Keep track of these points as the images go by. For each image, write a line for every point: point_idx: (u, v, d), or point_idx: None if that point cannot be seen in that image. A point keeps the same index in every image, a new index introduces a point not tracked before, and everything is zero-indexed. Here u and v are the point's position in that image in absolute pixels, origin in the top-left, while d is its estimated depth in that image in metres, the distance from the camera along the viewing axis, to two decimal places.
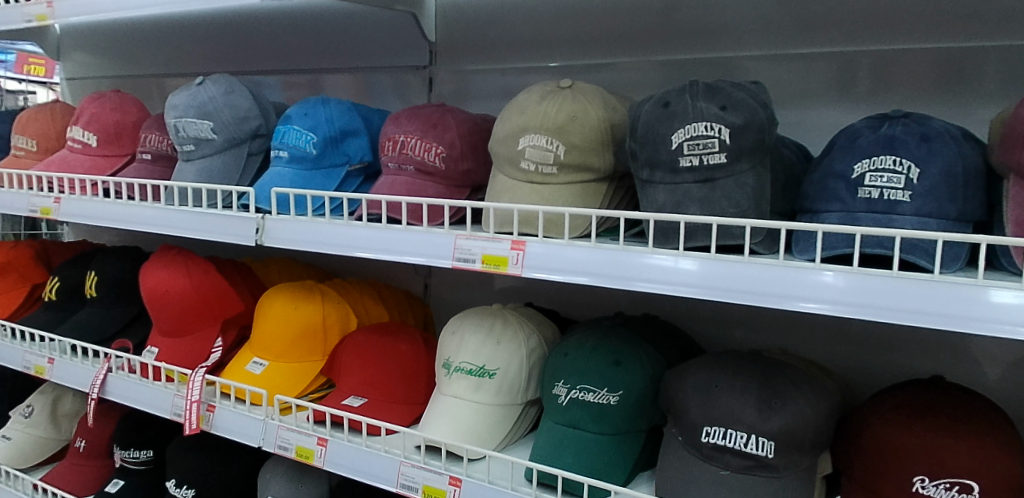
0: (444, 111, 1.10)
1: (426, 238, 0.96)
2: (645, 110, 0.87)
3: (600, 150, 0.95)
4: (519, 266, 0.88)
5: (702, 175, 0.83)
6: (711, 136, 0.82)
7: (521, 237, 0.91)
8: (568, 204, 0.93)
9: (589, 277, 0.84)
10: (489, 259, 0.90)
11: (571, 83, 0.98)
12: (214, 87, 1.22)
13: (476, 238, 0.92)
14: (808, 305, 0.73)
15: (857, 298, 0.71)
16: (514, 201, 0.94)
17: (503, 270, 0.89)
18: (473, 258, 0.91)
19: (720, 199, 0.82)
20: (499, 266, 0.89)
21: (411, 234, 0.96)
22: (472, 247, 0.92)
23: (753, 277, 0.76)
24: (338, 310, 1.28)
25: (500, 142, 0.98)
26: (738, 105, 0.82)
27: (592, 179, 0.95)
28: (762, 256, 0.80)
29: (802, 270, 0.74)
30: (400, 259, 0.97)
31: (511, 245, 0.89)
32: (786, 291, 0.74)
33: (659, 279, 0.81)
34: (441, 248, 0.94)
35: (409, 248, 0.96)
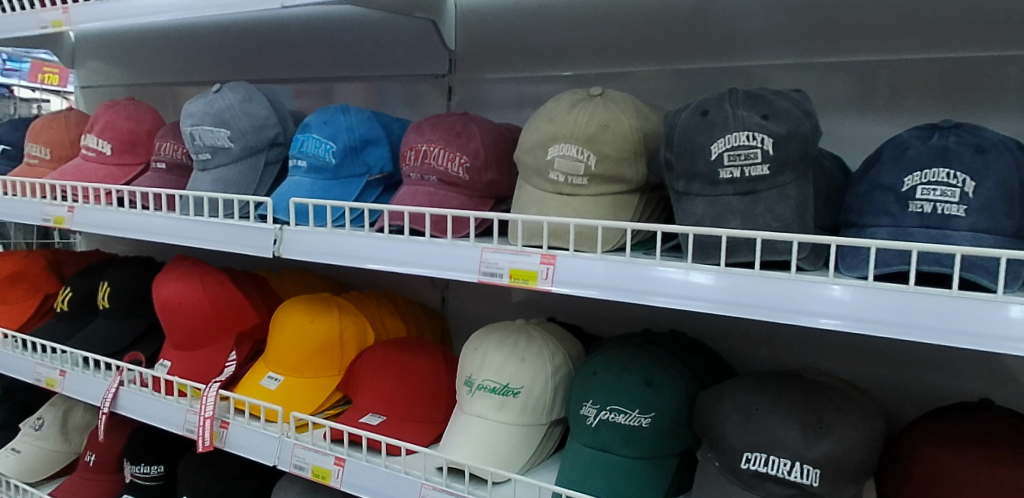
0: (468, 119, 1.07)
1: (451, 251, 0.92)
2: (681, 119, 0.83)
3: (633, 160, 0.91)
4: (549, 281, 0.84)
5: (743, 187, 0.79)
6: (754, 146, 0.78)
7: (551, 251, 0.87)
8: (599, 217, 0.89)
9: (600, 291, 0.81)
10: (517, 273, 0.86)
11: (602, 91, 0.95)
12: (231, 94, 1.19)
13: (503, 251, 0.88)
14: (842, 324, 0.69)
15: (904, 318, 0.67)
16: (543, 213, 0.91)
17: (532, 285, 0.85)
18: (501, 270, 0.87)
19: (763, 212, 0.78)
20: (528, 281, 0.85)
21: (435, 247, 0.93)
22: (499, 260, 0.88)
23: (773, 293, 0.72)
24: (355, 324, 1.24)
25: (527, 152, 0.95)
26: (781, 114, 0.79)
27: (624, 191, 0.92)
28: (809, 273, 0.75)
29: (813, 283, 0.71)
30: (423, 273, 0.94)
31: (541, 259, 0.85)
32: (803, 306, 0.71)
33: (675, 294, 0.77)
34: (466, 262, 0.91)
35: (433, 263, 0.93)
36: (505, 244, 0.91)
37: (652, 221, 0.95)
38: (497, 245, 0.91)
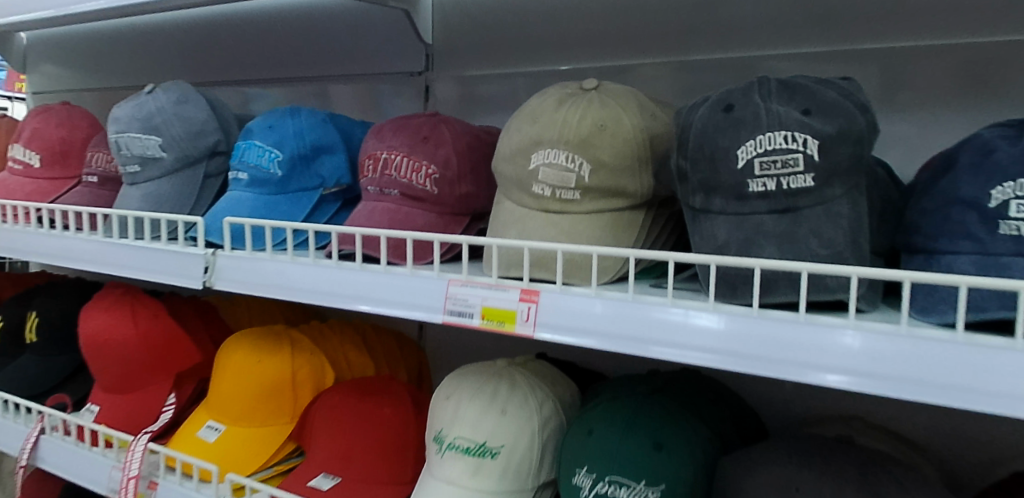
0: (438, 121, 0.89)
1: (412, 283, 0.74)
2: (698, 116, 0.65)
3: (636, 169, 0.73)
4: (530, 324, 0.66)
5: (780, 202, 0.61)
6: (794, 150, 0.60)
7: (533, 284, 0.69)
8: (594, 239, 0.71)
9: (594, 339, 0.63)
10: (490, 312, 0.68)
11: (598, 83, 0.77)
12: (164, 96, 1.01)
13: (474, 285, 0.70)
14: (847, 382, 0.53)
15: (950, 378, 0.49)
16: (525, 235, 0.73)
17: (509, 329, 0.67)
18: (472, 309, 0.69)
19: (806, 236, 0.60)
20: (504, 323, 0.67)
21: (392, 278, 0.75)
22: (469, 296, 0.70)
23: (816, 344, 0.54)
24: (312, 364, 1.06)
25: (505, 158, 0.77)
26: (828, 108, 0.61)
27: (624, 207, 0.74)
28: (870, 317, 0.57)
29: (876, 333, 0.52)
30: (378, 311, 0.76)
31: (521, 295, 0.67)
32: (810, 356, 0.54)
33: (690, 344, 0.59)
34: (430, 298, 0.72)
35: (388, 299, 0.75)
36: (477, 274, 0.73)
37: (658, 242, 0.77)
38: (468, 276, 0.72)
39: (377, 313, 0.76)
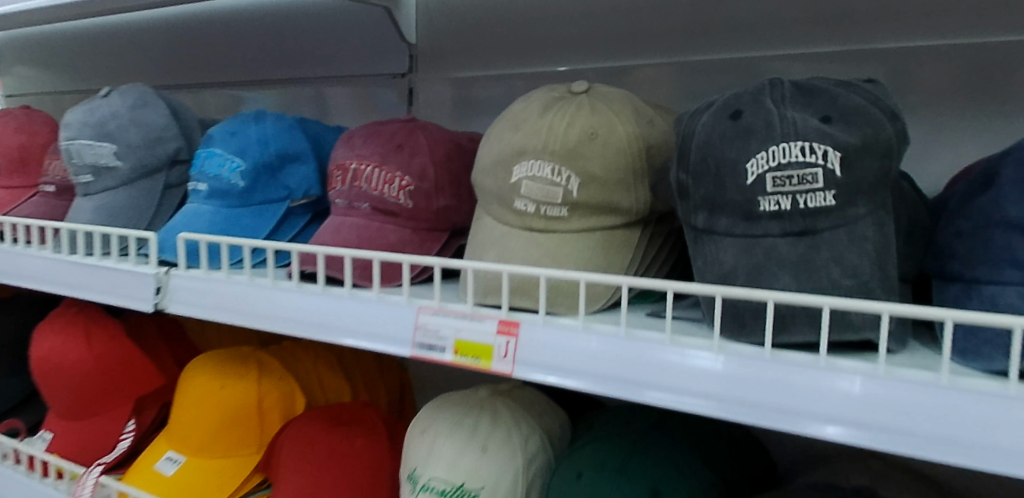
0: (414, 127, 0.81)
1: (378, 311, 0.66)
2: (701, 124, 0.57)
3: (630, 183, 0.65)
4: (509, 362, 0.58)
5: (796, 223, 0.52)
6: (812, 164, 0.51)
7: (513, 314, 0.60)
8: (583, 262, 0.63)
9: (581, 381, 0.55)
10: (463, 346, 0.60)
11: (588, 86, 0.69)
12: (119, 99, 0.93)
13: (446, 314, 0.62)
14: (859, 437, 0.45)
15: (990, 437, 0.41)
16: (505, 257, 0.64)
17: (485, 366, 0.59)
18: (444, 342, 0.61)
19: (825, 264, 0.51)
20: (480, 360, 0.59)
21: (357, 305, 0.67)
22: (440, 326, 0.62)
23: (841, 392, 0.46)
24: (281, 389, 0.98)
25: (485, 170, 0.68)
26: (851, 116, 0.53)
27: (618, 225, 0.66)
28: (901, 360, 0.49)
29: (914, 382, 0.44)
30: (341, 341, 0.68)
31: (499, 327, 0.59)
32: (835, 407, 0.46)
33: (692, 390, 0.51)
34: (397, 328, 0.64)
35: (352, 328, 0.67)
36: (451, 300, 0.65)
37: (656, 264, 0.69)
38: (441, 302, 0.64)
39: (340, 343, 0.68)
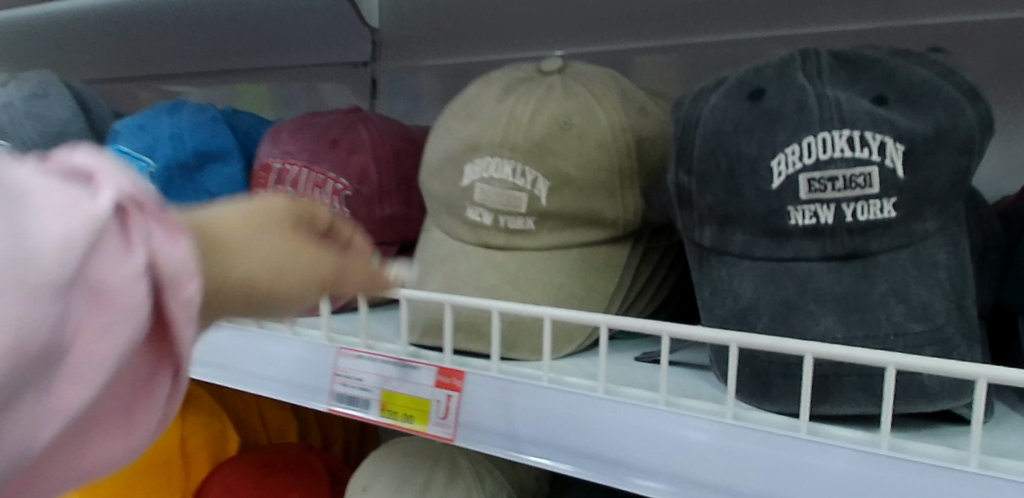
0: (354, 119, 0.66)
1: (289, 351, 0.51)
2: (708, 108, 0.42)
3: (615, 186, 0.50)
4: (449, 426, 0.43)
5: (841, 243, 0.38)
6: (864, 161, 0.37)
7: (457, 359, 0.46)
8: (555, 289, 0.48)
9: (544, 458, 0.40)
10: (392, 401, 0.46)
11: (562, 64, 0.54)
12: (15, 89, 0.79)
13: (370, 358, 0.47)
14: None
15: None
16: (453, 284, 0.50)
17: (418, 429, 0.44)
18: (367, 394, 0.46)
19: (883, 300, 0.37)
20: (412, 420, 0.45)
21: (263, 343, 0.52)
22: (363, 374, 0.47)
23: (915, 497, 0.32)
24: (210, 429, 0.82)
25: (430, 172, 0.54)
26: (914, 95, 0.38)
27: (600, 241, 0.51)
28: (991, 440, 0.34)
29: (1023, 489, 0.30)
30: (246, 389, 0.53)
31: (438, 377, 0.44)
32: None
33: (696, 479, 0.36)
34: (312, 374, 0.49)
35: (259, 371, 0.52)
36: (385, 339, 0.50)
37: (650, 287, 0.54)
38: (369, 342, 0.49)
39: (246, 390, 0.53)
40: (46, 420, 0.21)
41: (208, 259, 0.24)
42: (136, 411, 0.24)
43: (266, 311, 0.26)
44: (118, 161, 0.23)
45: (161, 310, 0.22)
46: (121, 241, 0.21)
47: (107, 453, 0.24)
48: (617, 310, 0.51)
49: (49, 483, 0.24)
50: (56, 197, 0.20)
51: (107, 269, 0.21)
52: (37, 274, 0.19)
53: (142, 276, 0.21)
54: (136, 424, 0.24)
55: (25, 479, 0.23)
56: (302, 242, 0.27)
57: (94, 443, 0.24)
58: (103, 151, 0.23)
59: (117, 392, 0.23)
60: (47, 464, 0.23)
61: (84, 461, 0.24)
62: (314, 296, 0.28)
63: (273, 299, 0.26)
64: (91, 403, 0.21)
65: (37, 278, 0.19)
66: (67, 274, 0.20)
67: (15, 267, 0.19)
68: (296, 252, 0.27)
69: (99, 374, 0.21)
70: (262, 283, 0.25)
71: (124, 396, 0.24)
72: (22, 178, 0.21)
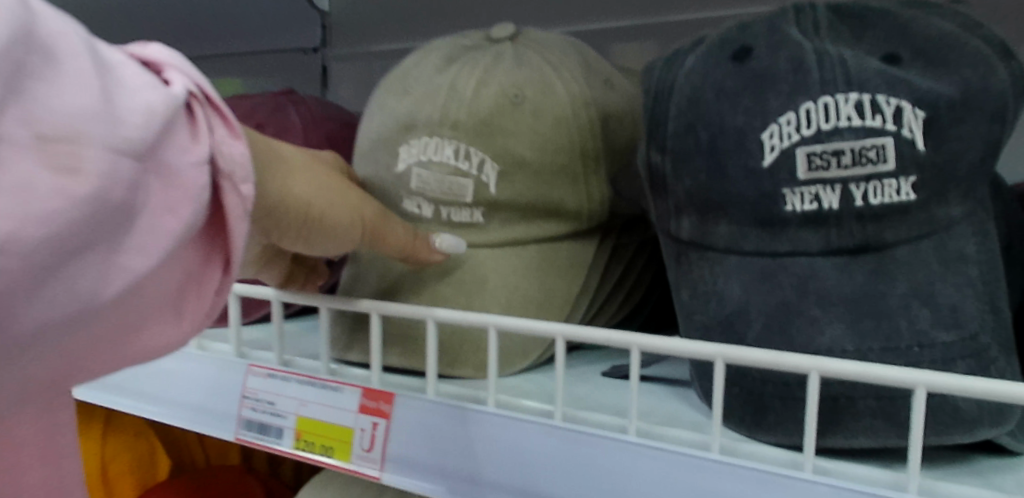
0: (285, 101, 0.58)
1: (192, 369, 0.42)
2: (685, 71, 0.35)
3: (578, 170, 0.43)
4: (376, 460, 0.35)
5: (850, 233, 0.31)
6: (875, 131, 0.30)
7: (388, 381, 0.38)
8: (508, 294, 0.40)
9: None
10: (309, 430, 0.38)
11: (514, 30, 0.46)
12: None
13: (285, 378, 0.39)
14: None
15: None
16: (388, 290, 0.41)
17: (338, 463, 0.36)
18: (280, 422, 0.38)
19: (902, 304, 0.30)
20: (331, 453, 0.37)
21: (165, 361, 0.44)
22: (275, 397, 0.39)
23: None
24: (135, 450, 0.68)
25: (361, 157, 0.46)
26: (934, 51, 0.31)
27: (561, 236, 0.43)
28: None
29: None
30: (148, 416, 0.44)
31: (362, 400, 0.36)
32: None
33: None
34: (218, 399, 0.41)
35: (160, 394, 0.44)
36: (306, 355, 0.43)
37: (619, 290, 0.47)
38: (285, 360, 0.41)
39: (146, 417, 0.44)
40: (115, 273, 0.23)
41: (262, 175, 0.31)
42: (190, 292, 0.28)
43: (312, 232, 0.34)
44: (185, 59, 0.27)
45: (217, 196, 0.27)
46: (191, 134, 0.26)
47: (164, 331, 0.28)
48: (580, 316, 0.43)
49: (114, 351, 0.26)
50: (143, 81, 0.25)
51: (175, 153, 0.25)
52: (125, 133, 0.22)
53: (207, 163, 0.26)
54: (186, 307, 0.28)
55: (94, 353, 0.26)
56: (356, 189, 0.37)
57: (153, 322, 0.27)
58: (170, 48, 0.28)
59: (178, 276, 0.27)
60: (118, 332, 0.26)
61: (143, 340, 0.27)
62: (359, 235, 0.36)
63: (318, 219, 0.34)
64: (160, 261, 0.24)
65: (128, 137, 0.23)
66: (156, 143, 0.24)
67: (117, 124, 0.22)
68: (341, 191, 0.35)
69: (164, 241, 0.24)
70: (314, 202, 0.33)
71: (181, 278, 0.27)
72: (112, 58, 0.25)
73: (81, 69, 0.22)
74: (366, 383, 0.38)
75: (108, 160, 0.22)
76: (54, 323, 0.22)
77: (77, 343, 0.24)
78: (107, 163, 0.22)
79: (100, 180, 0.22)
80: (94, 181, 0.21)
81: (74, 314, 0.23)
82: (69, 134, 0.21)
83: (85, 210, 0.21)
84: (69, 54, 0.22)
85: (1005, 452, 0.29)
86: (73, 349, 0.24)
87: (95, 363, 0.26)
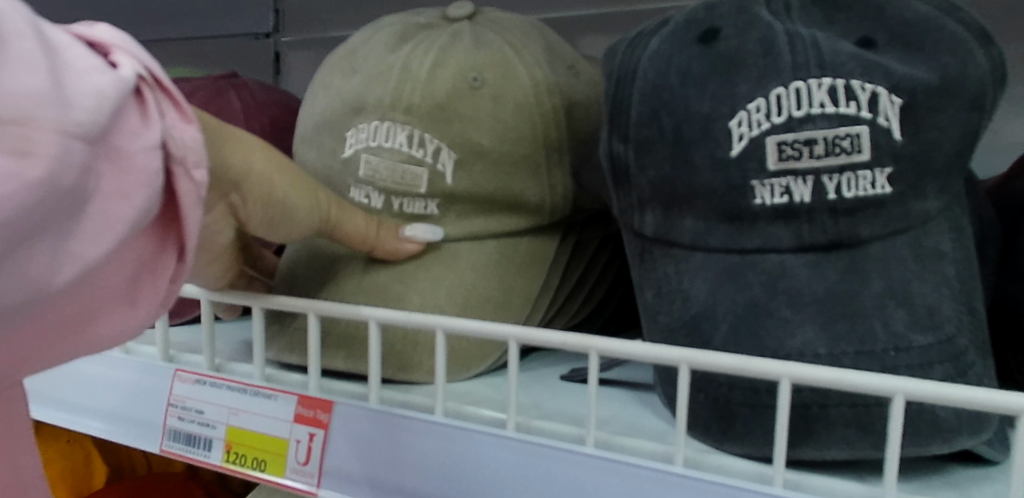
0: (225, 84, 0.54)
1: (120, 374, 0.39)
2: (649, 54, 0.33)
3: (541, 160, 0.40)
4: (312, 474, 0.32)
5: (824, 228, 0.29)
6: (849, 119, 0.28)
7: (329, 387, 0.35)
8: (463, 292, 0.38)
9: None
10: (240, 442, 0.34)
11: (473, 9, 0.43)
12: None
13: (215, 385, 0.36)
14: None
15: None
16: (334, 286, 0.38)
17: (271, 478, 0.33)
18: (209, 432, 0.35)
19: (878, 303, 0.28)
20: (264, 467, 0.33)
21: (87, 365, 0.40)
22: (204, 406, 0.36)
23: None
24: (69, 458, 0.62)
25: (304, 145, 0.42)
26: (911, 34, 0.29)
27: (522, 231, 0.41)
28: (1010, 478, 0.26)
29: None
30: (68, 425, 0.40)
31: (298, 409, 0.33)
32: None
33: None
34: (145, 406, 0.38)
35: (88, 403, 0.40)
36: (242, 359, 0.40)
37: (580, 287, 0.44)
38: (217, 364, 0.38)
39: (74, 429, 0.40)
40: (63, 261, 0.21)
41: (218, 151, 0.28)
42: (144, 284, 0.25)
43: (277, 215, 0.31)
44: (135, 43, 0.24)
45: (170, 184, 0.24)
46: (141, 117, 0.23)
47: (118, 326, 0.25)
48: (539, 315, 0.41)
49: (61, 344, 0.24)
50: (92, 62, 0.22)
51: (128, 136, 0.22)
52: (78, 114, 0.20)
53: (160, 147, 0.23)
54: (141, 298, 0.25)
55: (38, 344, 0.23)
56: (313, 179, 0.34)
57: (102, 312, 0.24)
58: (119, 29, 0.24)
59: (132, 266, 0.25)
60: (65, 323, 0.23)
61: (93, 331, 0.24)
62: (320, 220, 0.34)
63: (284, 201, 0.31)
64: (112, 248, 0.22)
65: (81, 118, 0.20)
66: (108, 126, 0.21)
67: (67, 105, 0.19)
68: (300, 175, 0.32)
69: (118, 229, 0.22)
70: (275, 181, 0.30)
71: (132, 267, 0.25)
72: (56, 38, 0.22)
73: (24, 49, 0.19)
74: (303, 390, 0.34)
75: (59, 143, 0.19)
76: (1, 309, 0.20)
77: (16, 329, 0.22)
78: (57, 146, 0.19)
79: (51, 164, 0.19)
80: (47, 164, 0.19)
81: (18, 305, 0.20)
82: (14, 118, 0.18)
83: (34, 195, 0.19)
84: (9, 28, 0.19)
85: (982, 461, 0.27)
86: (14, 334, 0.22)
87: (39, 355, 0.24)
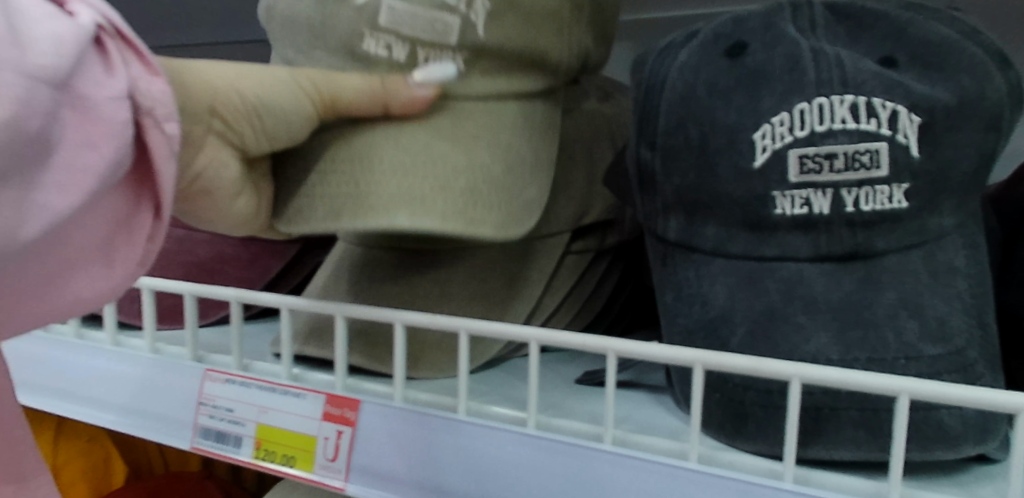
0: None
1: (147, 371, 0.40)
2: (677, 65, 0.34)
3: (557, 14, 0.38)
4: (340, 470, 0.34)
5: (840, 240, 0.30)
6: (868, 135, 0.29)
7: (354, 384, 0.36)
8: (510, 153, 0.35)
9: None
10: (270, 439, 0.36)
11: None
12: None
13: (246, 384, 0.37)
14: None
15: None
16: (361, 147, 0.33)
17: (300, 475, 0.35)
18: (239, 429, 0.37)
19: (891, 313, 0.29)
20: (294, 464, 0.35)
21: (116, 363, 0.41)
22: (234, 404, 0.37)
23: None
24: (90, 457, 0.64)
25: (281, 37, 0.38)
26: (932, 55, 0.31)
27: (539, 91, 0.39)
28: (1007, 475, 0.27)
29: None
30: (89, 417, 0.42)
31: (326, 407, 0.35)
32: None
33: None
34: (169, 403, 0.39)
35: (105, 397, 0.41)
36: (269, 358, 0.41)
37: (587, 284, 0.45)
38: (244, 364, 0.39)
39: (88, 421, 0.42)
40: (38, 214, 0.21)
41: (186, 73, 0.28)
42: (121, 244, 0.26)
43: (266, 121, 0.30)
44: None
45: (140, 139, 0.24)
46: (104, 66, 0.23)
47: (95, 284, 0.25)
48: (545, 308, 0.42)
49: (37, 303, 0.24)
50: (43, 10, 0.22)
51: (92, 85, 0.22)
52: (36, 64, 0.20)
53: (126, 98, 0.23)
54: (115, 255, 0.26)
55: (15, 300, 0.24)
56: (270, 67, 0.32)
57: (75, 261, 0.25)
58: None
59: (107, 226, 0.25)
60: (42, 279, 0.24)
61: (67, 291, 0.25)
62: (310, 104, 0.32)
63: (268, 104, 0.30)
64: (82, 203, 0.22)
65: (39, 67, 0.20)
66: (67, 74, 0.21)
67: (27, 50, 0.20)
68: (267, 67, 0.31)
69: (88, 181, 0.22)
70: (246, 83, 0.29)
71: (105, 222, 0.25)
72: None
73: None
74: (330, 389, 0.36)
75: (25, 87, 0.20)
76: None
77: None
78: (23, 91, 0.20)
79: (18, 107, 0.19)
80: (10, 107, 0.19)
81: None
82: None
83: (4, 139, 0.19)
84: None
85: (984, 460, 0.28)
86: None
87: (15, 314, 0.24)
